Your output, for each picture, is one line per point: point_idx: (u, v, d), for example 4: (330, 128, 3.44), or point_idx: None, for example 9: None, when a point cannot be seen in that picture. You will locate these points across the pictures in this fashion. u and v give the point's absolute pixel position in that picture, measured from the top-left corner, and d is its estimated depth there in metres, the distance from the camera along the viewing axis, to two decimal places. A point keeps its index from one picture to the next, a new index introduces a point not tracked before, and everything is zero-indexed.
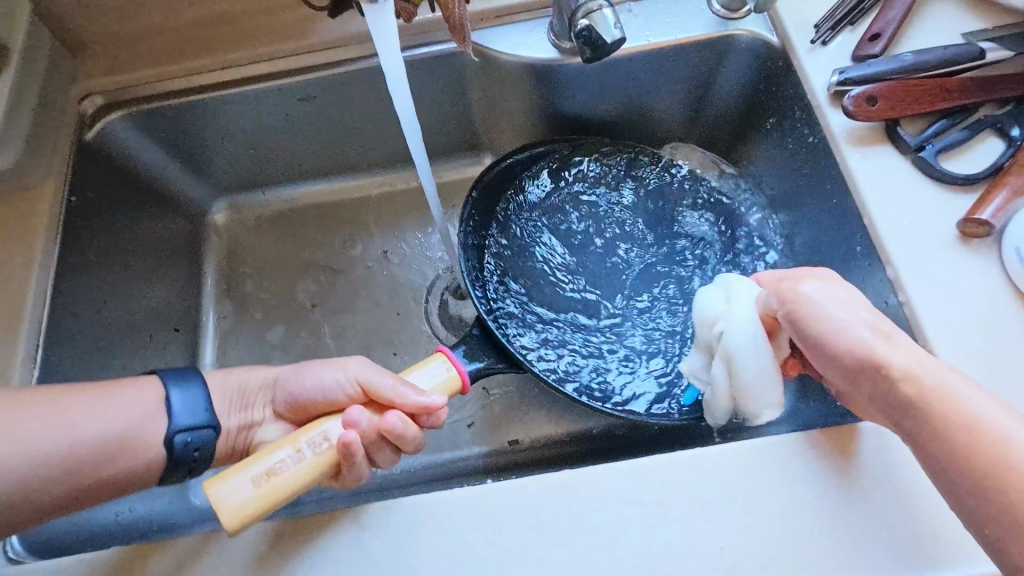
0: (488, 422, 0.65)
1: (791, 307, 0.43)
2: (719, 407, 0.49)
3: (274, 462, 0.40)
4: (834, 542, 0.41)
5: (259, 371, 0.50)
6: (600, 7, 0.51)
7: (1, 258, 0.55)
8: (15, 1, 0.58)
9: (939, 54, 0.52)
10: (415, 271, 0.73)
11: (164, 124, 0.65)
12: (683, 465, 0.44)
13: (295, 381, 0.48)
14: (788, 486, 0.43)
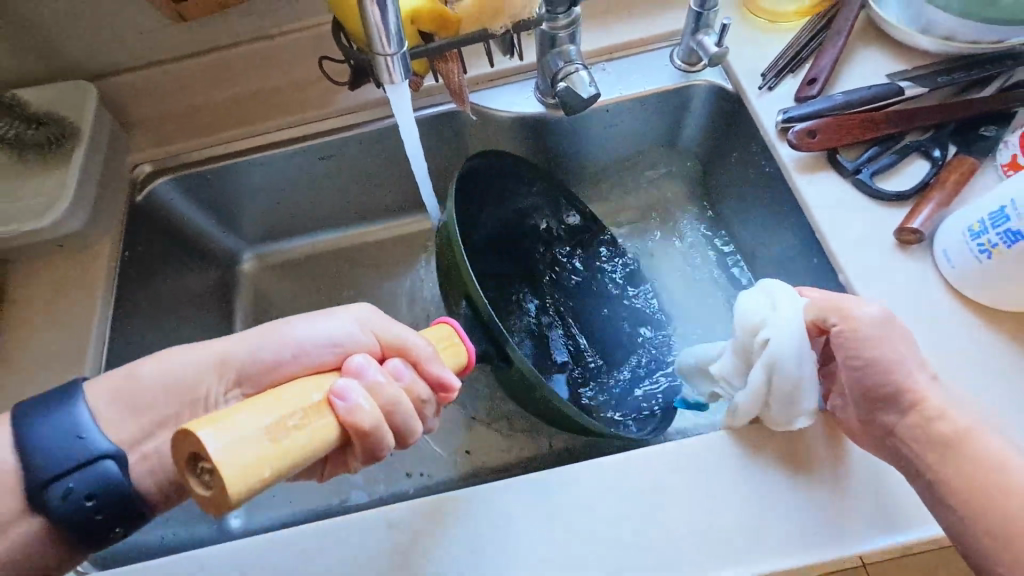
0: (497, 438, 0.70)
1: (848, 323, 0.47)
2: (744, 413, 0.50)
3: (292, 416, 0.36)
4: (810, 516, 0.47)
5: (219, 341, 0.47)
6: (576, 71, 0.61)
7: (67, 308, 0.64)
8: (81, 90, 0.68)
9: (867, 93, 0.61)
10: (428, 303, 0.81)
11: (203, 186, 0.74)
12: (674, 456, 0.50)
13: (275, 337, 0.47)
14: (765, 471, 0.49)
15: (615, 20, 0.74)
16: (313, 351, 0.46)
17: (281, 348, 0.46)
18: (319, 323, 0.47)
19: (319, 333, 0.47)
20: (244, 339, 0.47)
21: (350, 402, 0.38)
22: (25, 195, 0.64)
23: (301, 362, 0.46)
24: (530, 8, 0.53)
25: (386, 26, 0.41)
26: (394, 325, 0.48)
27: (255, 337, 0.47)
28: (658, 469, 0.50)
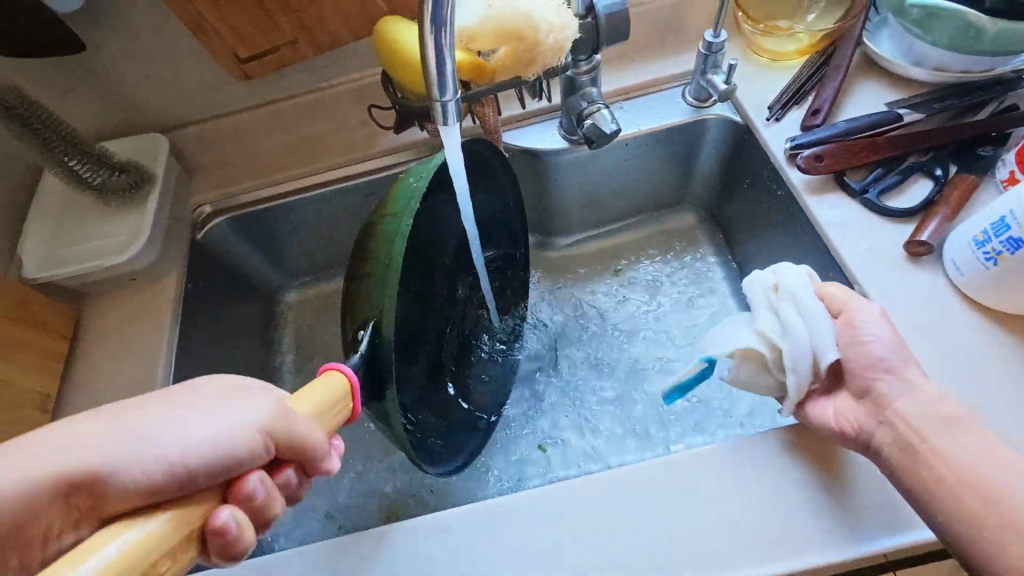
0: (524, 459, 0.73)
1: (841, 312, 0.53)
2: (801, 353, 0.51)
3: (155, 560, 0.32)
4: (826, 513, 0.50)
5: (61, 447, 0.37)
6: (599, 109, 0.67)
7: (138, 335, 0.70)
8: (157, 140, 0.75)
9: (868, 120, 0.67)
10: None
11: (258, 224, 0.80)
12: (690, 458, 0.54)
13: (141, 438, 0.38)
14: (781, 478, 0.52)
15: (630, 63, 0.81)
16: (193, 460, 0.37)
17: (146, 457, 0.37)
18: (212, 423, 0.39)
19: (199, 430, 0.39)
20: (109, 439, 0.37)
21: (232, 534, 0.36)
22: (102, 235, 0.71)
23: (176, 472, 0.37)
24: (559, 55, 0.60)
25: (441, 74, 0.48)
26: (298, 422, 0.42)
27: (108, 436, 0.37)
28: (680, 471, 0.53)
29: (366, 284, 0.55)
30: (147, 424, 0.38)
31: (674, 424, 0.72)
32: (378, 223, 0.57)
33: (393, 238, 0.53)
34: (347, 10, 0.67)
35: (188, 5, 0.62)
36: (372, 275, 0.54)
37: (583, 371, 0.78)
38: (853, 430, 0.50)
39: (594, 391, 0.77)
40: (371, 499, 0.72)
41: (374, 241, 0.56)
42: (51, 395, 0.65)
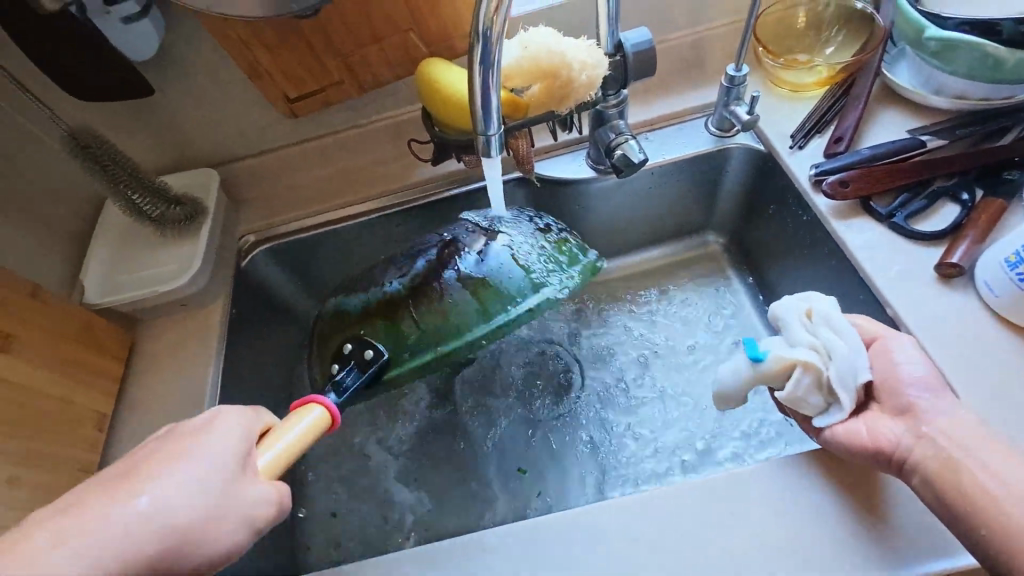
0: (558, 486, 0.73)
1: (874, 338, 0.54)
2: (848, 369, 0.52)
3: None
4: (863, 532, 0.50)
5: (112, 530, 0.34)
6: (627, 140, 0.71)
7: (186, 358, 0.74)
8: (210, 175, 0.80)
9: (890, 147, 0.68)
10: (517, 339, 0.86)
11: (298, 253, 0.83)
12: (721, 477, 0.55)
13: (188, 522, 0.37)
14: (813, 500, 0.52)
15: (655, 96, 0.84)
16: (227, 549, 0.39)
17: (202, 544, 0.38)
18: (250, 514, 0.40)
19: (236, 517, 0.39)
20: (158, 530, 0.36)
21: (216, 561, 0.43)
22: (158, 264, 0.76)
23: (209, 561, 0.38)
24: (591, 90, 0.63)
25: (487, 109, 0.52)
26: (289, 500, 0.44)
27: (143, 521, 0.36)
28: (714, 491, 0.54)
29: (403, 322, 0.63)
30: (190, 514, 0.37)
31: (636, 464, 0.73)
32: (456, 280, 0.63)
33: (459, 330, 0.62)
34: (390, 53, 0.72)
35: (246, 51, 0.68)
36: (424, 328, 0.62)
37: (567, 405, 0.79)
38: (887, 447, 0.49)
39: (569, 425, 0.77)
40: (404, 520, 0.73)
41: (451, 305, 0.62)
42: (105, 415, 0.69)
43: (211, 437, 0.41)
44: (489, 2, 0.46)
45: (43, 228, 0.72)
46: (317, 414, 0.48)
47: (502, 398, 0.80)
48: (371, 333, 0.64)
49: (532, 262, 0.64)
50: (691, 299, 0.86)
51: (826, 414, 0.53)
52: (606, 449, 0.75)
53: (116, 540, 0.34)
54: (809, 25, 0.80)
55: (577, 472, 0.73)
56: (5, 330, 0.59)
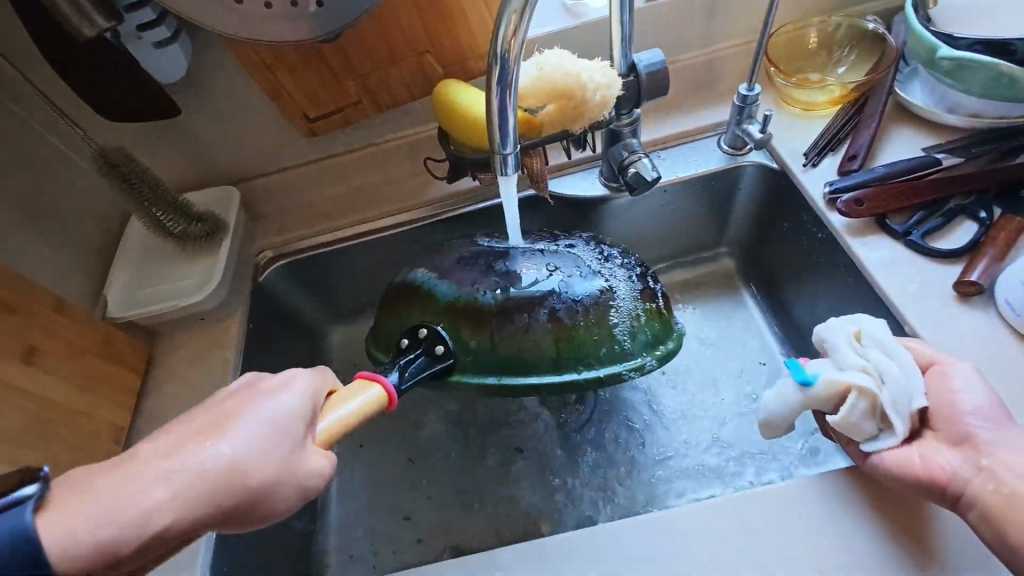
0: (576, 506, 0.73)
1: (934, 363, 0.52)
2: (903, 391, 0.51)
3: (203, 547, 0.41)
4: (889, 555, 0.51)
5: (193, 471, 0.38)
6: (640, 158, 0.71)
7: (204, 372, 0.75)
8: (229, 192, 0.82)
9: (904, 165, 0.68)
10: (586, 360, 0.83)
11: (314, 268, 0.85)
12: (735, 497, 0.55)
13: (253, 477, 0.40)
14: (834, 517, 0.54)
15: (666, 115, 0.85)
16: (282, 510, 0.42)
17: (261, 498, 0.41)
18: (305, 479, 0.43)
19: (296, 481, 0.42)
20: (228, 480, 0.39)
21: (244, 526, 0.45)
22: (180, 279, 0.77)
23: (262, 517, 0.42)
24: (605, 110, 0.64)
25: (503, 127, 0.53)
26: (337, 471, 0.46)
27: (225, 468, 0.39)
28: (725, 510, 0.55)
29: (487, 337, 0.63)
30: (257, 470, 0.40)
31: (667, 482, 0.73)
32: (545, 321, 0.63)
33: (529, 365, 0.63)
34: (407, 74, 0.74)
35: (269, 74, 0.70)
36: (503, 354, 0.63)
37: (605, 422, 0.78)
38: (943, 478, 0.48)
39: (602, 441, 0.77)
40: (416, 537, 0.73)
41: (537, 345, 0.62)
42: (123, 428, 0.69)
43: (283, 398, 0.44)
44: (507, 27, 0.48)
45: (69, 244, 0.74)
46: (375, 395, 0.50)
47: (519, 415, 0.80)
48: (450, 328, 0.64)
49: (624, 332, 0.63)
50: (717, 317, 0.86)
51: (878, 438, 0.52)
52: (638, 469, 0.74)
53: (199, 484, 0.38)
54: (821, 45, 0.81)
55: (605, 492, 0.73)
56: (30, 343, 0.60)
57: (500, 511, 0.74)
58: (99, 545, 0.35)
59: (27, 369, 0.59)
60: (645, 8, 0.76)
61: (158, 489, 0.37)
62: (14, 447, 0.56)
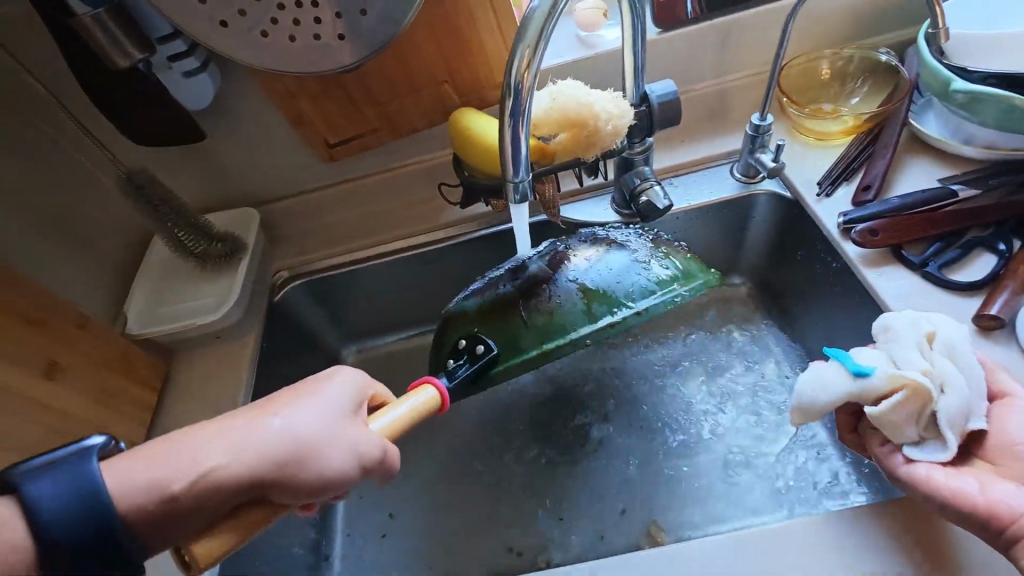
0: (585, 535, 0.72)
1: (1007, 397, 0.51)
2: (964, 402, 0.49)
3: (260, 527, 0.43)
4: None
5: (237, 438, 0.43)
6: (652, 186, 0.72)
7: (219, 389, 0.75)
8: (249, 213, 0.84)
9: (921, 196, 0.67)
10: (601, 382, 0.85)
11: (328, 291, 0.86)
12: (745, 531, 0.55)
13: (298, 445, 0.43)
14: (856, 556, 0.52)
15: (679, 143, 0.86)
16: (336, 475, 0.44)
17: (310, 464, 0.43)
18: (345, 443, 0.45)
19: (341, 448, 0.44)
20: (270, 444, 0.43)
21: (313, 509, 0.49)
22: (199, 297, 0.79)
23: (320, 477, 0.43)
24: (617, 139, 0.65)
25: (515, 156, 0.54)
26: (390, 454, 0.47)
27: (273, 438, 0.43)
28: (736, 545, 0.54)
29: (517, 324, 0.62)
30: (300, 436, 0.44)
31: (757, 488, 0.72)
32: (570, 288, 0.63)
33: (564, 331, 0.61)
34: (424, 103, 0.76)
35: (291, 103, 0.73)
36: (535, 330, 0.61)
37: (636, 445, 0.78)
38: (1005, 517, 0.44)
39: (666, 455, 0.76)
40: (424, 562, 0.74)
41: (564, 307, 0.62)
42: (136, 443, 0.70)
43: (324, 384, 0.48)
44: (521, 61, 0.50)
45: (96, 263, 0.77)
46: (432, 397, 0.52)
47: (530, 444, 0.81)
48: (486, 331, 0.63)
49: (644, 283, 0.62)
50: (731, 340, 0.85)
51: (927, 447, 0.50)
52: (691, 488, 0.73)
53: (256, 445, 0.42)
54: (833, 76, 0.81)
55: (669, 517, 0.71)
56: (51, 358, 0.62)
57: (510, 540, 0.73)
58: (160, 489, 0.39)
59: (47, 384, 0.60)
60: (658, 40, 0.78)
61: (212, 443, 0.42)
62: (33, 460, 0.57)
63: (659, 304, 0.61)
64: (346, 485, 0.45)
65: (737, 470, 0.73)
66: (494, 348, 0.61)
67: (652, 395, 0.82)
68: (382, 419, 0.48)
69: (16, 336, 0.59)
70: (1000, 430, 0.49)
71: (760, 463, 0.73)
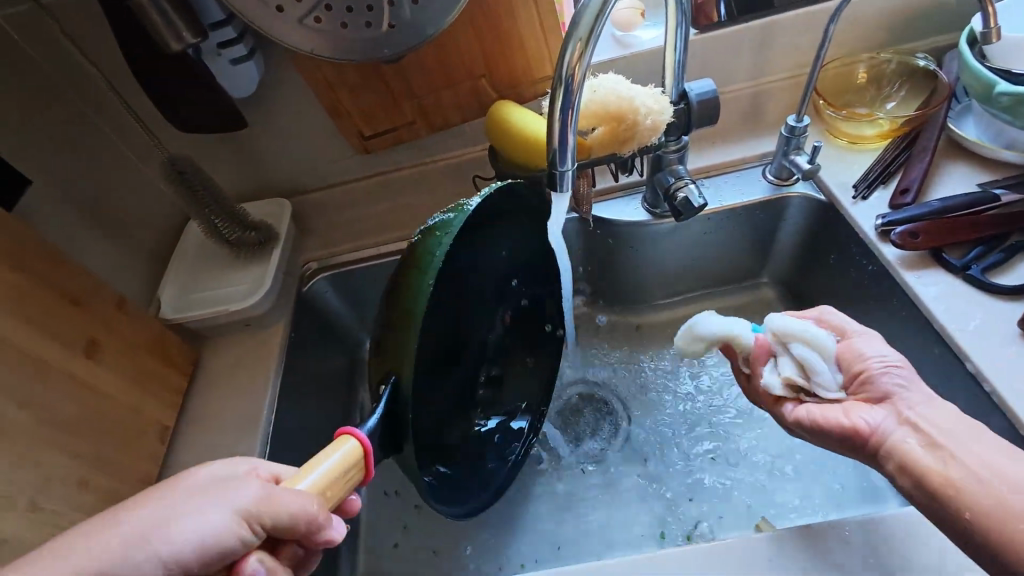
0: (629, 534, 0.72)
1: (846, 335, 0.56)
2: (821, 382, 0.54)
3: None
4: None
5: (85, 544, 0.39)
6: (686, 185, 0.72)
7: (248, 376, 0.76)
8: (281, 204, 0.85)
9: (963, 200, 0.66)
10: (581, 401, 0.84)
11: (356, 283, 0.86)
12: (789, 531, 0.51)
13: (152, 525, 0.40)
14: (920, 551, 0.48)
15: (713, 144, 0.86)
16: (203, 534, 0.39)
17: (168, 535, 0.39)
18: (211, 502, 0.41)
19: (211, 507, 0.41)
20: (122, 533, 0.39)
21: None
22: (231, 284, 0.79)
23: (170, 567, 0.38)
24: (655, 135, 0.65)
25: (563, 144, 0.54)
26: (280, 498, 0.41)
27: (127, 526, 0.40)
28: (780, 541, 0.50)
29: (392, 336, 0.52)
30: (158, 514, 0.41)
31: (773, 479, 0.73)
32: (404, 270, 0.53)
33: (411, 296, 0.51)
34: (462, 97, 0.77)
35: (331, 93, 0.74)
36: (403, 322, 0.51)
37: (655, 453, 0.78)
38: (864, 429, 0.50)
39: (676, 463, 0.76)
40: (445, 556, 0.73)
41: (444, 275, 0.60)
42: (168, 427, 0.71)
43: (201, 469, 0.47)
44: (572, 55, 0.50)
45: (131, 248, 0.78)
46: (349, 447, 0.45)
47: (553, 443, 0.81)
48: (382, 366, 0.53)
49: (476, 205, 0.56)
50: None
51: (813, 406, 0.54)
52: (728, 487, 0.73)
53: (107, 540, 0.39)
54: (869, 80, 0.81)
55: (729, 517, 0.71)
56: (92, 336, 0.62)
57: (537, 542, 0.73)
58: None
59: (87, 362, 0.61)
60: (696, 40, 0.79)
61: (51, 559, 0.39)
62: (71, 437, 0.58)
63: (461, 215, 0.54)
64: (226, 546, 0.39)
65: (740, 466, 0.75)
66: (390, 376, 0.52)
67: (636, 411, 0.82)
68: (296, 485, 0.42)
69: (60, 312, 0.59)
70: (852, 358, 0.54)
71: (772, 450, 0.75)
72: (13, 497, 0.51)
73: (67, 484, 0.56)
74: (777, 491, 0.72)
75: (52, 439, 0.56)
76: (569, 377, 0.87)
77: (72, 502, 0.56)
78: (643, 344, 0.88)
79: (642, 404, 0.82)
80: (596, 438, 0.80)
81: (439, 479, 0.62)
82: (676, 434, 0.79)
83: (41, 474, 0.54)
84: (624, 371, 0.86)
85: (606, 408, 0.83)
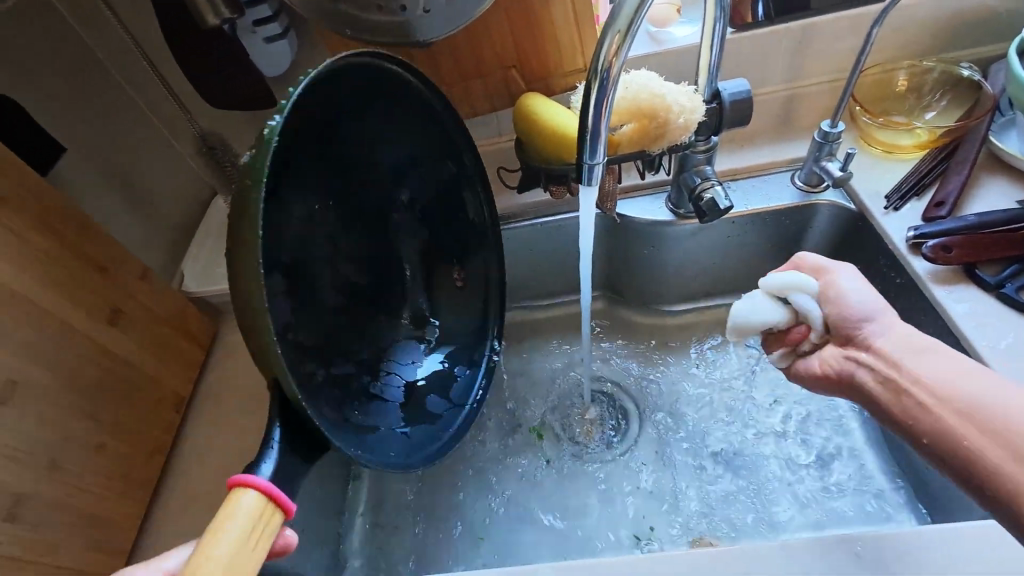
0: (606, 536, 0.72)
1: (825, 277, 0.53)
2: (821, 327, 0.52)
3: None
4: None
5: None
6: (713, 186, 0.71)
7: None
8: None
9: (1001, 215, 0.64)
10: (564, 395, 0.85)
11: None
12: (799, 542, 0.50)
13: None
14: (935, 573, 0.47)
15: (742, 147, 0.85)
16: None
17: None
18: None
19: None
20: None
21: None
22: None
23: None
24: (685, 134, 0.64)
25: (594, 136, 0.54)
26: None
27: None
28: (788, 555, 0.49)
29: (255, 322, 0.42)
30: None
31: (756, 501, 0.72)
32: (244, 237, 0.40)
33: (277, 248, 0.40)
34: (491, 87, 0.76)
35: None
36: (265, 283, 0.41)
37: (639, 456, 0.77)
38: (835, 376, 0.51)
39: (666, 470, 0.76)
40: (448, 546, 0.74)
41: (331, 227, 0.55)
42: (184, 399, 0.72)
43: None
44: (609, 47, 0.50)
45: (157, 222, 0.79)
46: (250, 498, 0.39)
47: (547, 437, 0.81)
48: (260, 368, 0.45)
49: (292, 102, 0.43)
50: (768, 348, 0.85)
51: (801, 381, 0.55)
52: (711, 496, 0.73)
53: None
54: (909, 88, 0.79)
55: (707, 525, 0.71)
56: (116, 305, 0.64)
57: (525, 537, 0.73)
58: None
59: (111, 329, 0.62)
60: (732, 39, 0.77)
61: None
62: (93, 401, 0.59)
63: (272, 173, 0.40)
64: None
65: (740, 486, 0.73)
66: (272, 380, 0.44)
67: (621, 412, 0.82)
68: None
69: (89, 280, 0.61)
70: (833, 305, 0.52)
71: (761, 458, 0.74)
72: (36, 456, 0.54)
73: (84, 448, 0.58)
74: (762, 501, 0.71)
75: (75, 403, 0.58)
76: (563, 365, 0.88)
77: (89, 465, 0.58)
78: (634, 344, 0.88)
79: (627, 406, 0.82)
80: (581, 437, 0.81)
81: (410, 414, 0.61)
82: (660, 437, 0.78)
83: (61, 435, 0.56)
84: (619, 369, 0.86)
85: (590, 408, 0.83)
